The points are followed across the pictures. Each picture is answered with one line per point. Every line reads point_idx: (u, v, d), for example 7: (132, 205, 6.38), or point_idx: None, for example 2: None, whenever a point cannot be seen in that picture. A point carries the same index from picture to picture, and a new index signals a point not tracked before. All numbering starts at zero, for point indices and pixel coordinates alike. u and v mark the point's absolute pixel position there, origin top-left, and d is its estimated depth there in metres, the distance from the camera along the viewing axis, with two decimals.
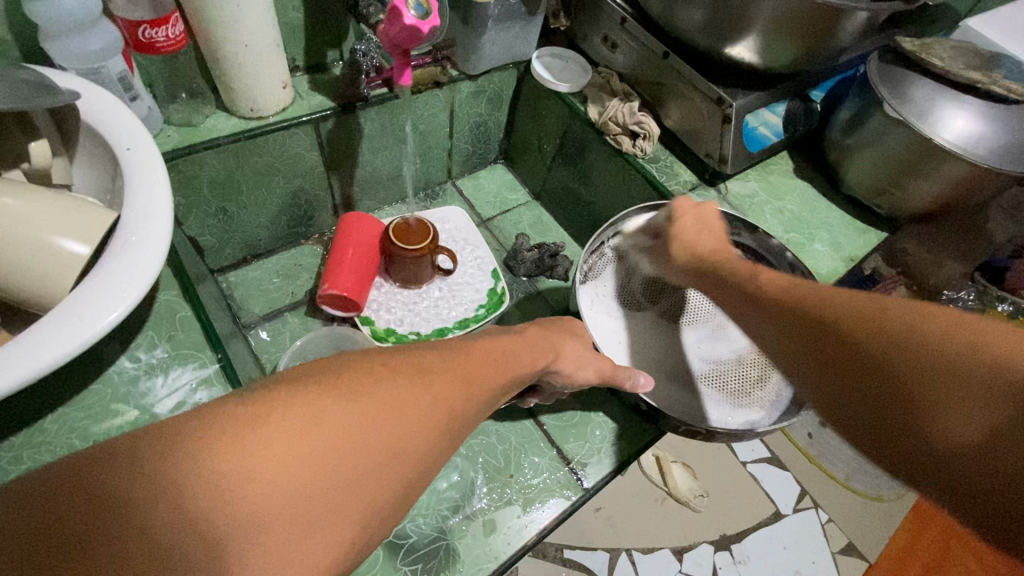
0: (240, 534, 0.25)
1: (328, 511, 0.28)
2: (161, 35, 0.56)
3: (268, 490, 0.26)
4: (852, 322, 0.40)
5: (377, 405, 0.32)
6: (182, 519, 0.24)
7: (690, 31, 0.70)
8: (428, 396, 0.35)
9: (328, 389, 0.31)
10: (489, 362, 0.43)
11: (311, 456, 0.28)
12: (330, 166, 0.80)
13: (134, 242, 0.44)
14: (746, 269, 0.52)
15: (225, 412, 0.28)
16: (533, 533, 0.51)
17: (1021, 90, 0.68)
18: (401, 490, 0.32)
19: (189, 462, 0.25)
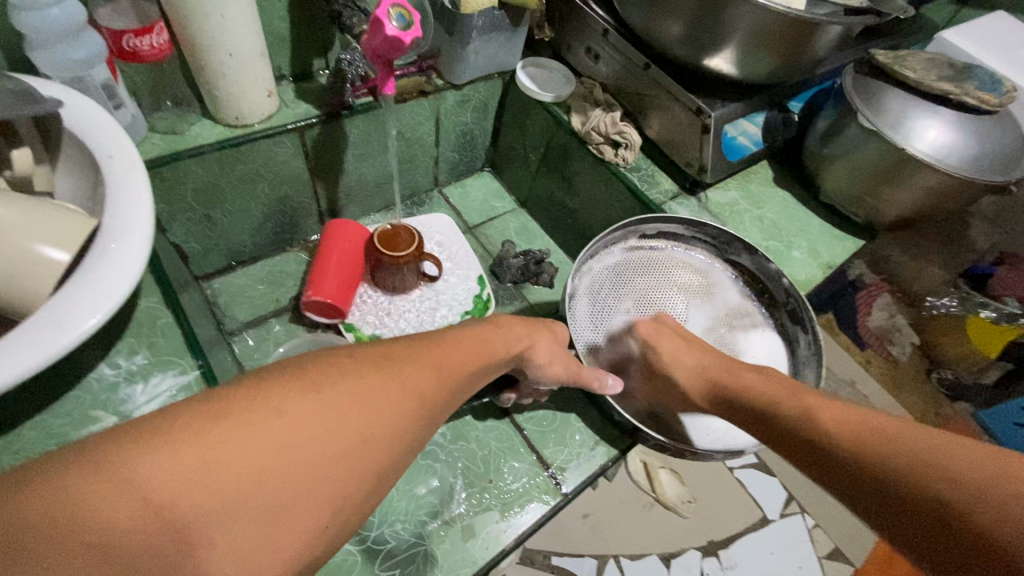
0: (207, 521, 0.26)
1: (296, 498, 0.29)
2: (145, 43, 0.57)
3: (234, 480, 0.27)
4: (896, 460, 0.40)
5: (346, 395, 0.32)
6: (146, 508, 0.25)
7: (670, 43, 0.72)
8: (398, 384, 0.35)
9: (292, 381, 0.32)
10: (467, 354, 0.44)
11: (276, 446, 0.28)
12: (315, 173, 0.80)
13: (114, 249, 0.44)
14: (801, 403, 0.49)
15: (189, 407, 0.28)
16: (512, 538, 0.52)
17: (992, 101, 0.70)
18: (373, 476, 0.32)
19: (153, 455, 0.26)
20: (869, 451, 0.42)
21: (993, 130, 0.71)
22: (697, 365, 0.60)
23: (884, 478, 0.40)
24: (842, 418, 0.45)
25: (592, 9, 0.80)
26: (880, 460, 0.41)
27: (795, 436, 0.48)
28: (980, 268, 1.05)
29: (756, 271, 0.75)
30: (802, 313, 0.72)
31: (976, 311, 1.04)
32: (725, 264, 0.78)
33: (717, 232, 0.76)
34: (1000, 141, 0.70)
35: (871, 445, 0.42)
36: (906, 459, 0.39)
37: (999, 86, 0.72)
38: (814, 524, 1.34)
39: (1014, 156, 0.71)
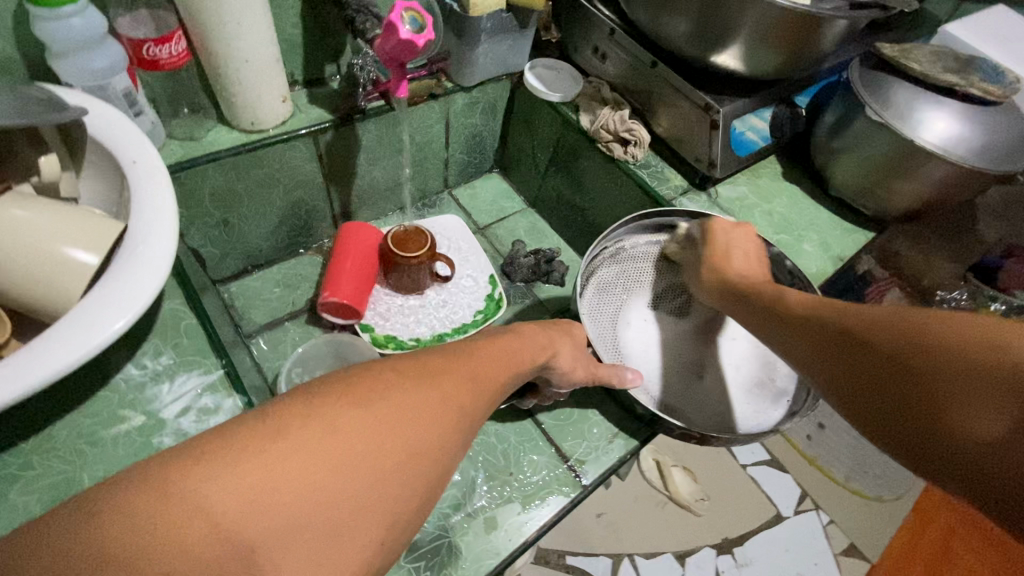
0: (271, 544, 0.27)
1: (353, 519, 0.29)
2: (165, 52, 0.58)
3: (293, 501, 0.28)
4: (872, 331, 0.44)
5: (391, 410, 0.33)
6: (214, 532, 0.25)
7: (677, 41, 0.72)
8: (439, 398, 0.36)
9: (339, 398, 0.32)
10: (492, 359, 0.45)
11: (333, 465, 0.29)
12: (329, 177, 0.82)
13: (142, 251, 0.46)
14: (780, 293, 0.56)
15: (243, 428, 0.29)
16: (534, 530, 0.52)
17: (997, 92, 0.71)
18: (421, 492, 0.33)
19: (214, 480, 0.26)
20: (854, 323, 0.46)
21: (1000, 120, 0.71)
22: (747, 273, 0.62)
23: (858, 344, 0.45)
24: (814, 300, 0.52)
25: (599, 10, 0.81)
26: (866, 330, 0.45)
27: (784, 319, 0.53)
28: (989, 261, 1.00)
29: (759, 255, 0.76)
30: (808, 291, 0.71)
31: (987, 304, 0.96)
32: None
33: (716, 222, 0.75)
34: (1007, 131, 0.71)
35: (856, 322, 0.46)
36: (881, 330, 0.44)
37: (1003, 78, 0.73)
38: (828, 521, 1.34)
39: (1021, 145, 0.71)
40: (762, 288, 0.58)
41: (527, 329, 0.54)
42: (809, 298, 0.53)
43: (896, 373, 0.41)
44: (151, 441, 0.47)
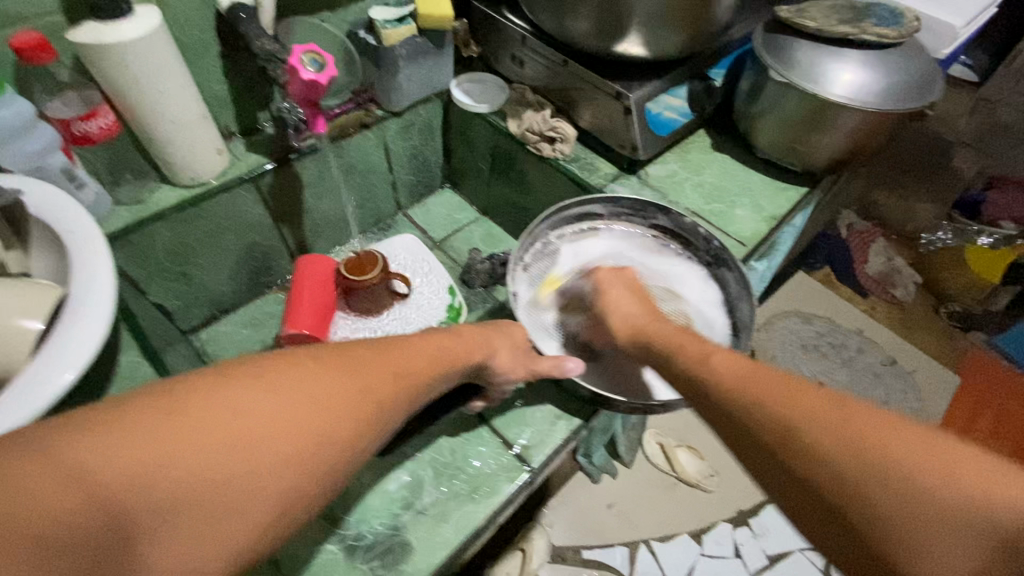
0: (153, 517, 0.30)
1: (243, 497, 0.33)
2: (93, 126, 0.63)
3: (181, 476, 0.31)
4: (822, 438, 0.39)
5: (298, 399, 0.37)
6: (95, 500, 0.28)
7: (581, 38, 0.76)
8: (353, 389, 0.40)
9: (249, 382, 0.36)
10: (419, 354, 0.48)
11: (224, 447, 0.33)
12: (277, 218, 0.86)
13: (84, 310, 0.49)
14: (699, 350, 0.52)
15: (143, 404, 0.32)
16: (484, 518, 0.55)
17: (892, 34, 0.72)
18: (319, 476, 0.37)
19: (104, 451, 0.29)
20: (803, 432, 0.39)
21: (900, 61, 0.73)
22: (641, 319, 0.59)
23: (812, 477, 0.38)
24: (741, 371, 0.47)
25: (509, 21, 0.85)
26: (806, 432, 0.39)
27: (716, 388, 0.47)
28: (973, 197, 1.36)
29: (676, 229, 0.76)
30: (723, 255, 0.73)
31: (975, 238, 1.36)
32: (650, 231, 0.78)
33: (631, 202, 0.76)
34: (908, 71, 0.73)
35: (842, 439, 0.38)
36: (851, 461, 0.37)
37: (899, 19, 0.74)
38: None
39: (926, 82, 0.73)
40: (688, 356, 0.51)
41: (462, 329, 0.56)
42: (733, 365, 0.48)
43: (852, 511, 0.36)
44: None
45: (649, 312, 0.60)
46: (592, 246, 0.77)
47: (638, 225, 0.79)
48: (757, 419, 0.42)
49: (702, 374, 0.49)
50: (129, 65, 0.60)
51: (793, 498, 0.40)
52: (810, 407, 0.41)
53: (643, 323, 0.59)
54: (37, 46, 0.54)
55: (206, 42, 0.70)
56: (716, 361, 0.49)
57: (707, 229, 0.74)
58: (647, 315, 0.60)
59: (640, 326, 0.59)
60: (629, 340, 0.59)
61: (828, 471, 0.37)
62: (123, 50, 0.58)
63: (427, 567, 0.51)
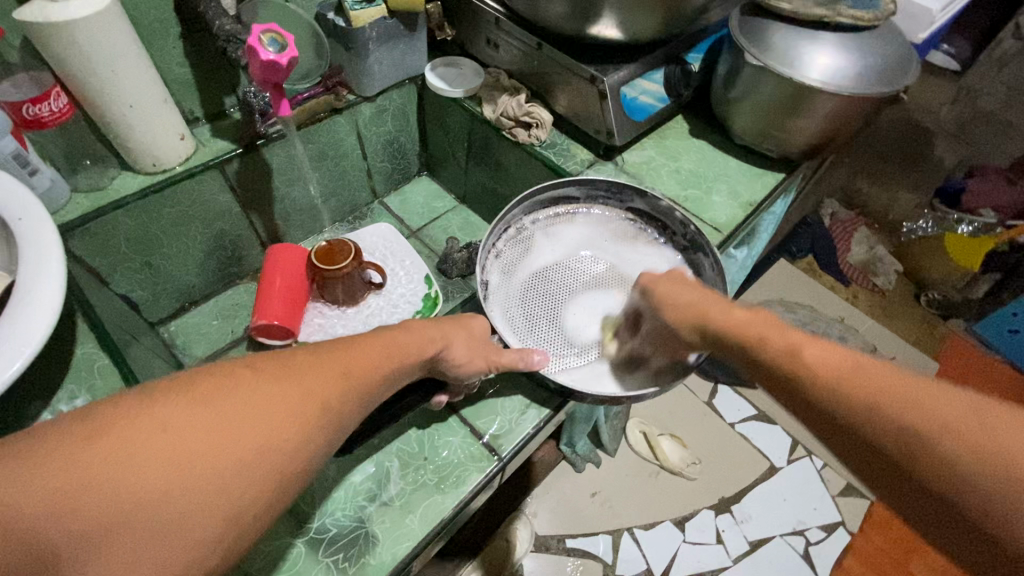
0: (70, 551, 0.28)
1: (174, 522, 0.31)
2: (45, 110, 0.60)
3: (98, 507, 0.29)
4: (943, 438, 0.35)
5: (231, 412, 0.35)
6: (3, 539, 0.27)
7: (554, 20, 0.74)
8: (296, 395, 0.38)
9: (174, 398, 0.34)
10: (377, 350, 0.46)
11: (146, 470, 0.31)
12: (247, 206, 0.84)
13: (29, 299, 0.47)
14: (781, 336, 0.43)
15: (54, 434, 0.30)
16: (452, 507, 0.54)
17: (868, 17, 0.71)
18: (265, 491, 0.35)
19: (8, 489, 0.28)
20: (916, 438, 0.35)
21: (876, 44, 0.73)
22: (701, 307, 0.50)
23: (943, 491, 0.35)
24: (832, 360, 0.40)
25: (483, 3, 0.83)
26: (930, 444, 0.35)
27: (794, 379, 0.41)
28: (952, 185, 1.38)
29: (652, 213, 0.75)
30: (699, 239, 0.71)
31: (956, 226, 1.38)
32: (625, 215, 0.77)
33: (606, 184, 0.75)
34: (884, 55, 0.72)
35: (965, 448, 0.34)
36: (979, 473, 0.33)
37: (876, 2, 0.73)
38: (822, 465, 1.36)
39: (903, 66, 0.73)
40: (763, 343, 0.44)
41: (415, 323, 0.53)
42: (822, 353, 0.41)
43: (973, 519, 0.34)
44: None
45: (709, 293, 0.51)
46: (566, 234, 0.76)
47: (614, 209, 0.78)
48: (859, 421, 0.38)
49: (787, 362, 0.41)
50: (80, 45, 0.57)
51: (882, 479, 0.39)
52: (922, 406, 0.36)
53: (705, 308, 0.50)
54: None
55: (165, 22, 0.67)
56: (798, 346, 0.42)
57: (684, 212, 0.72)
58: (711, 302, 0.50)
59: (705, 317, 0.49)
60: (688, 331, 0.51)
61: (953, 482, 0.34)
62: (73, 29, 0.56)
63: (392, 560, 0.51)
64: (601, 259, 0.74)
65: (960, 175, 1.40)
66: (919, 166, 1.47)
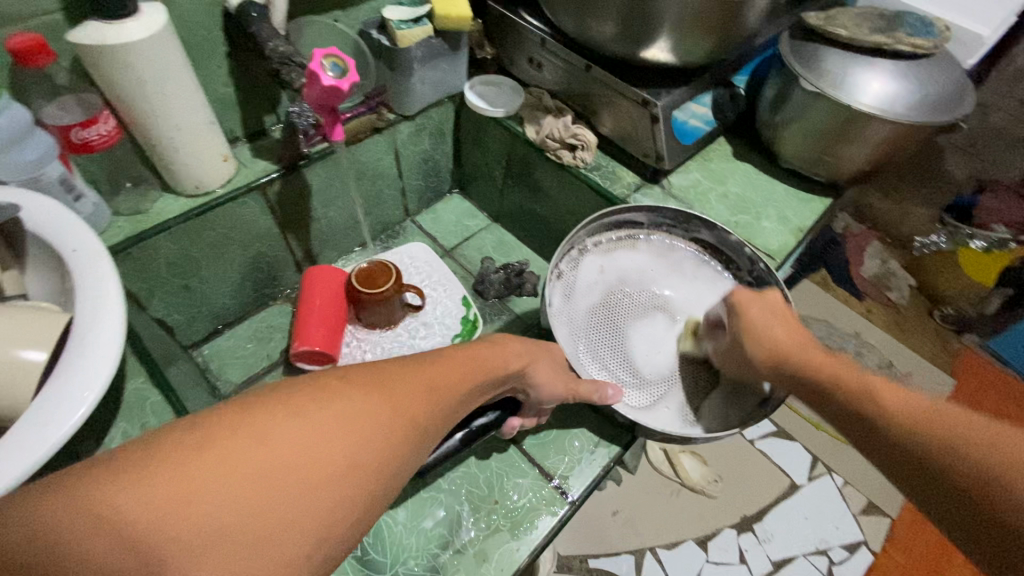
0: (182, 556, 0.26)
1: (282, 527, 0.29)
2: (94, 133, 0.58)
3: (214, 510, 0.28)
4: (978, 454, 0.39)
5: (334, 418, 0.33)
6: (123, 542, 0.26)
7: (606, 42, 0.73)
8: (388, 406, 0.37)
9: (280, 406, 0.33)
10: (456, 366, 0.45)
11: (260, 474, 0.30)
12: (284, 226, 0.82)
13: (91, 339, 0.45)
14: (830, 367, 0.50)
15: (169, 440, 0.29)
16: (527, 556, 0.52)
17: (926, 45, 0.70)
18: (363, 501, 0.33)
19: (129, 492, 0.26)
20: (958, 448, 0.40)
21: (932, 72, 0.72)
22: (785, 342, 0.53)
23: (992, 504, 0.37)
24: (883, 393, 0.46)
25: (528, 22, 0.82)
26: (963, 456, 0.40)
27: (851, 410, 0.47)
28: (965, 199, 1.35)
29: (716, 245, 0.73)
30: (767, 276, 0.70)
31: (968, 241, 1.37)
32: (686, 244, 0.75)
33: (672, 213, 0.73)
34: (940, 83, 0.71)
35: (992, 453, 0.39)
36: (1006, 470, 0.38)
37: (931, 29, 0.73)
38: (844, 483, 1.35)
39: (957, 94, 0.72)
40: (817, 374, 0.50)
41: (504, 339, 0.53)
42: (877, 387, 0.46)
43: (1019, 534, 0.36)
44: None
45: (795, 334, 0.54)
46: (625, 258, 0.75)
47: (675, 236, 0.76)
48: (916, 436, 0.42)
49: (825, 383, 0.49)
50: (135, 68, 0.55)
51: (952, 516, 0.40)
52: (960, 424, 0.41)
53: (788, 347, 0.53)
54: (36, 48, 0.50)
55: (213, 42, 0.65)
56: (879, 391, 0.46)
57: (752, 249, 0.71)
58: (790, 340, 0.54)
59: (781, 350, 0.53)
60: (774, 369, 0.54)
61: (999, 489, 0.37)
62: (129, 52, 0.53)
63: None
64: (659, 286, 0.73)
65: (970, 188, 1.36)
66: (931, 183, 1.39)
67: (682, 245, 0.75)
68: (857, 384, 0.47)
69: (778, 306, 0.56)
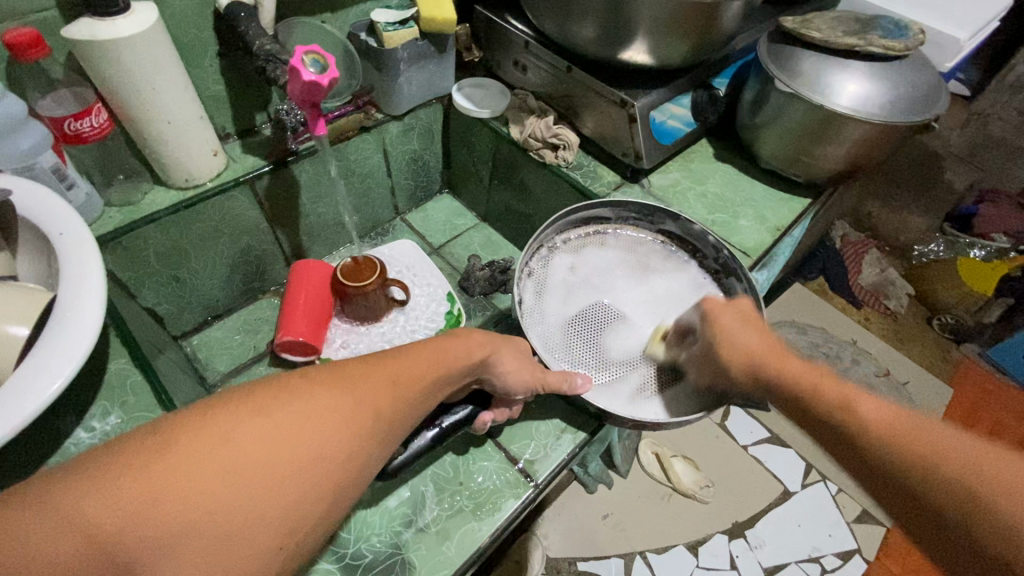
0: (149, 553, 0.28)
1: (246, 525, 0.31)
2: (86, 125, 0.61)
3: (180, 509, 0.29)
4: (957, 476, 0.37)
5: (296, 417, 0.35)
6: (91, 543, 0.26)
7: (585, 44, 0.75)
8: (352, 402, 0.38)
9: (244, 407, 0.34)
10: (423, 355, 0.46)
11: (223, 474, 0.31)
12: (273, 221, 0.84)
13: (70, 316, 0.47)
14: (804, 370, 0.47)
15: (133, 443, 0.30)
16: (488, 535, 0.55)
17: (899, 47, 0.72)
18: (326, 496, 0.35)
19: (94, 495, 0.27)
20: (924, 461, 0.38)
21: (905, 74, 0.73)
22: (759, 349, 0.49)
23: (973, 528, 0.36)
24: (858, 397, 0.43)
25: (513, 26, 0.84)
26: (942, 473, 0.38)
27: (819, 413, 0.44)
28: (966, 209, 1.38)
29: (682, 234, 0.76)
30: (732, 263, 0.72)
31: (968, 252, 1.38)
32: (655, 238, 0.78)
33: (637, 206, 0.76)
34: (913, 84, 0.73)
35: (964, 471, 0.37)
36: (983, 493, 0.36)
37: (905, 32, 0.74)
38: (837, 490, 1.34)
39: (931, 95, 0.73)
40: (792, 376, 0.47)
41: (466, 330, 0.55)
42: (851, 392, 0.44)
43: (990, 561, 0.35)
44: None
45: (769, 337, 0.50)
46: (599, 252, 0.77)
47: (642, 231, 0.79)
48: (892, 445, 0.40)
49: (813, 394, 0.45)
50: (125, 63, 0.58)
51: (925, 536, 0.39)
52: (935, 437, 0.39)
53: (764, 356, 0.49)
54: (30, 42, 0.52)
55: (204, 40, 0.68)
56: (845, 395, 0.43)
57: (717, 236, 0.73)
58: (767, 346, 0.49)
59: (759, 361, 0.49)
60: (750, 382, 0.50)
61: (980, 512, 0.36)
62: (119, 48, 0.56)
63: None
64: (630, 281, 0.75)
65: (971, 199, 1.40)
66: (933, 191, 1.46)
67: (651, 239, 0.78)
68: (826, 386, 0.45)
69: (749, 312, 0.53)
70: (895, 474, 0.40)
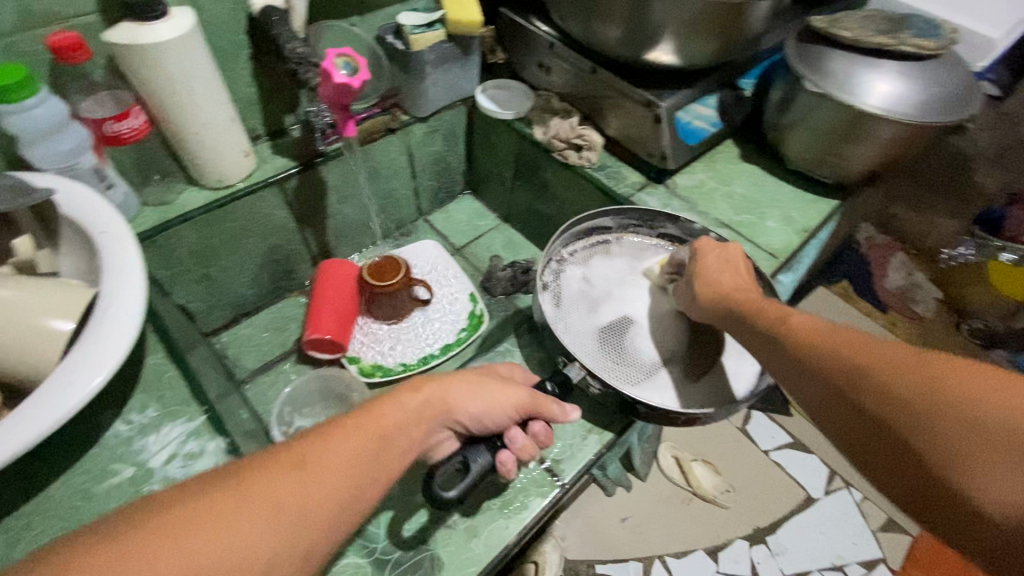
0: None
1: None
2: (125, 127, 0.62)
3: None
4: (883, 374, 0.40)
5: (256, 511, 0.36)
6: None
7: (611, 45, 0.75)
8: (316, 486, 0.38)
9: (203, 507, 0.34)
10: (393, 413, 0.46)
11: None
12: (301, 221, 0.86)
13: (113, 311, 0.49)
14: (774, 309, 0.50)
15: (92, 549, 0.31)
16: (514, 534, 0.55)
17: (931, 46, 0.71)
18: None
19: None
20: (853, 362, 0.41)
21: (938, 73, 0.72)
22: (729, 286, 0.57)
23: (891, 418, 0.39)
24: (807, 321, 0.47)
25: (538, 28, 0.85)
26: (868, 371, 0.40)
27: (771, 335, 0.48)
28: (996, 212, 1.29)
29: (683, 236, 0.77)
30: None
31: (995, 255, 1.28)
32: (658, 241, 0.78)
33: (638, 214, 0.77)
34: (946, 83, 0.71)
35: (890, 370, 0.40)
36: (902, 388, 0.39)
37: (938, 31, 0.73)
38: (862, 498, 1.31)
39: (965, 95, 0.72)
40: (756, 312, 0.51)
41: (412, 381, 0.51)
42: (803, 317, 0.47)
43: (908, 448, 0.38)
44: (141, 489, 0.49)
45: (742, 284, 0.57)
46: (608, 261, 0.77)
47: (644, 235, 0.79)
48: (820, 353, 0.43)
49: (769, 321, 0.49)
50: (163, 66, 0.59)
51: (855, 439, 0.41)
52: (869, 345, 0.42)
53: (732, 291, 0.56)
54: (73, 46, 0.54)
55: (237, 44, 0.70)
56: (789, 317, 0.48)
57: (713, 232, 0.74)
58: (734, 283, 0.58)
59: (726, 292, 0.56)
60: (721, 314, 0.56)
61: (903, 406, 0.38)
62: (157, 52, 0.58)
63: None
64: (640, 286, 0.75)
65: (1001, 201, 1.32)
66: (961, 194, 1.40)
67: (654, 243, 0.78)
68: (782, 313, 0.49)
69: (734, 256, 0.61)
70: (829, 378, 0.42)
